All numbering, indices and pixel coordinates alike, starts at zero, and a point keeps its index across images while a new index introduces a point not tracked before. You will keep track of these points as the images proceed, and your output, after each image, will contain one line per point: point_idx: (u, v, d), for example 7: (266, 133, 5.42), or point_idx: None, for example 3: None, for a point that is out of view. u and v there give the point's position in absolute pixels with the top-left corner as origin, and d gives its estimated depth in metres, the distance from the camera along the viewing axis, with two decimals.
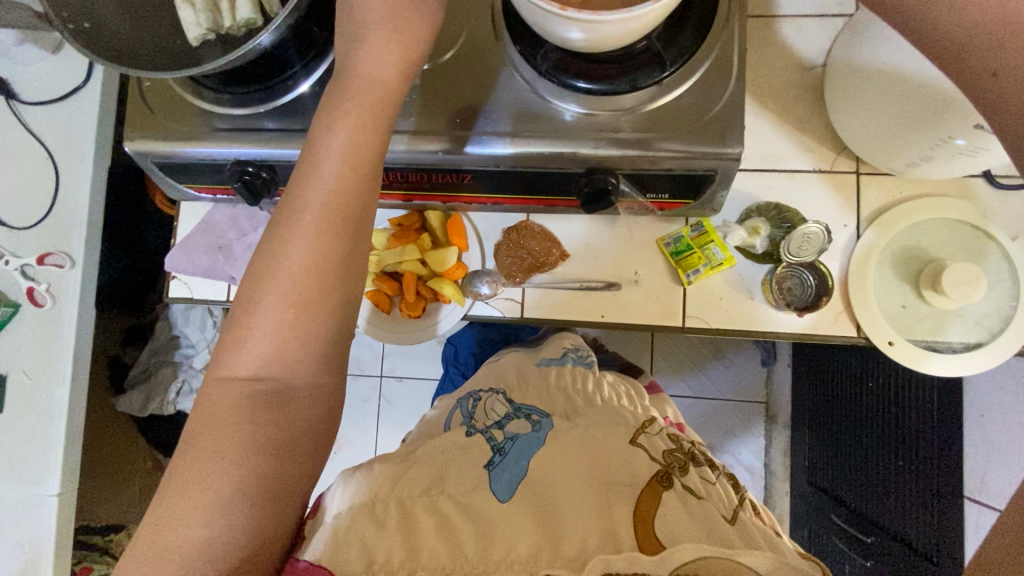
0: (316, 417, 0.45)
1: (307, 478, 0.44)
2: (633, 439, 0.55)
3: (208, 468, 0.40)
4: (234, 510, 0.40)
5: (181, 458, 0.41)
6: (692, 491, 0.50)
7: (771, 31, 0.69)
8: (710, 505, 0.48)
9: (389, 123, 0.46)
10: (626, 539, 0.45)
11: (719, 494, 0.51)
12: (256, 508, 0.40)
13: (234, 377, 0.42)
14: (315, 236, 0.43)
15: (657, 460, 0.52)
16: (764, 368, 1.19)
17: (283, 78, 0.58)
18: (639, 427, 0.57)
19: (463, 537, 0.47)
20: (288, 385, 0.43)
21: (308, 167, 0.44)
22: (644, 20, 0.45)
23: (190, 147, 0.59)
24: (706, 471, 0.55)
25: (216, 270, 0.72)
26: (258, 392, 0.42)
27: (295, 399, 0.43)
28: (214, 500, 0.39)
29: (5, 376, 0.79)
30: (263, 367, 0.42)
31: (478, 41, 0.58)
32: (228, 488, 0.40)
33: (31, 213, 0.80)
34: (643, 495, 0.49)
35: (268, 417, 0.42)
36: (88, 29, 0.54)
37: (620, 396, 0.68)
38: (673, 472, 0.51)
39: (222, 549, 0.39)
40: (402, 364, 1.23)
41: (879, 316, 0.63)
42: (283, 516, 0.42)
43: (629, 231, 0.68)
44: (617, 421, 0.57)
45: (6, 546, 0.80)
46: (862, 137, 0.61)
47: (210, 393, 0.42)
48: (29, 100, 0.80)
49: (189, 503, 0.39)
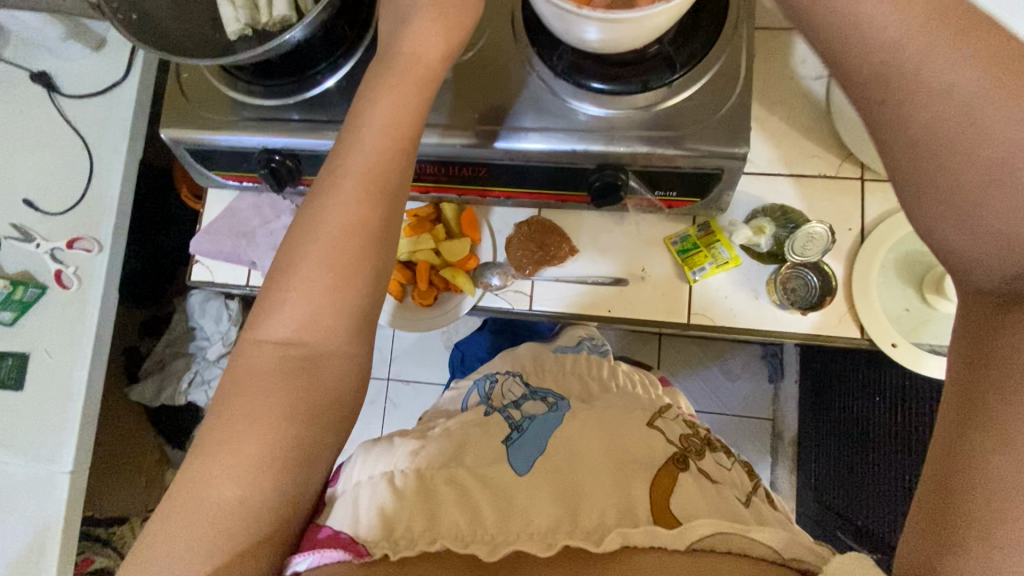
0: (344, 388, 0.45)
1: (329, 452, 0.45)
2: (651, 422, 0.57)
3: (233, 433, 0.41)
4: (259, 478, 0.40)
5: (207, 426, 0.41)
6: (706, 475, 0.52)
7: (780, 42, 0.71)
8: (724, 489, 0.51)
9: (419, 110, 0.48)
10: (644, 515, 0.46)
11: (732, 479, 0.54)
12: (280, 477, 0.41)
13: (261, 344, 0.44)
14: (342, 215, 0.45)
15: (674, 444, 0.55)
16: (772, 385, 1.19)
17: (311, 73, 0.62)
18: (658, 411, 0.59)
19: (479, 507, 0.47)
20: (312, 357, 0.44)
21: (341, 145, 0.47)
22: (659, 20, 0.48)
23: (219, 135, 0.62)
24: (723, 458, 0.57)
25: (238, 255, 0.74)
26: (290, 355, 0.43)
27: (323, 367, 0.44)
28: (237, 467, 0.40)
29: (28, 355, 0.82)
30: (292, 335, 0.44)
31: (498, 43, 0.61)
32: (251, 454, 0.40)
33: (66, 199, 0.84)
34: (660, 474, 0.50)
35: (294, 385, 0.43)
36: (135, 20, 0.58)
37: (637, 386, 0.69)
38: (689, 457, 0.54)
39: (241, 514, 0.39)
40: (410, 368, 1.25)
41: (883, 318, 0.64)
42: (303, 485, 0.43)
43: (638, 229, 0.70)
44: (634, 407, 0.60)
45: (17, 522, 0.81)
46: (864, 142, 0.63)
47: (236, 367, 0.43)
48: (69, 94, 0.84)
49: (214, 469, 0.40)
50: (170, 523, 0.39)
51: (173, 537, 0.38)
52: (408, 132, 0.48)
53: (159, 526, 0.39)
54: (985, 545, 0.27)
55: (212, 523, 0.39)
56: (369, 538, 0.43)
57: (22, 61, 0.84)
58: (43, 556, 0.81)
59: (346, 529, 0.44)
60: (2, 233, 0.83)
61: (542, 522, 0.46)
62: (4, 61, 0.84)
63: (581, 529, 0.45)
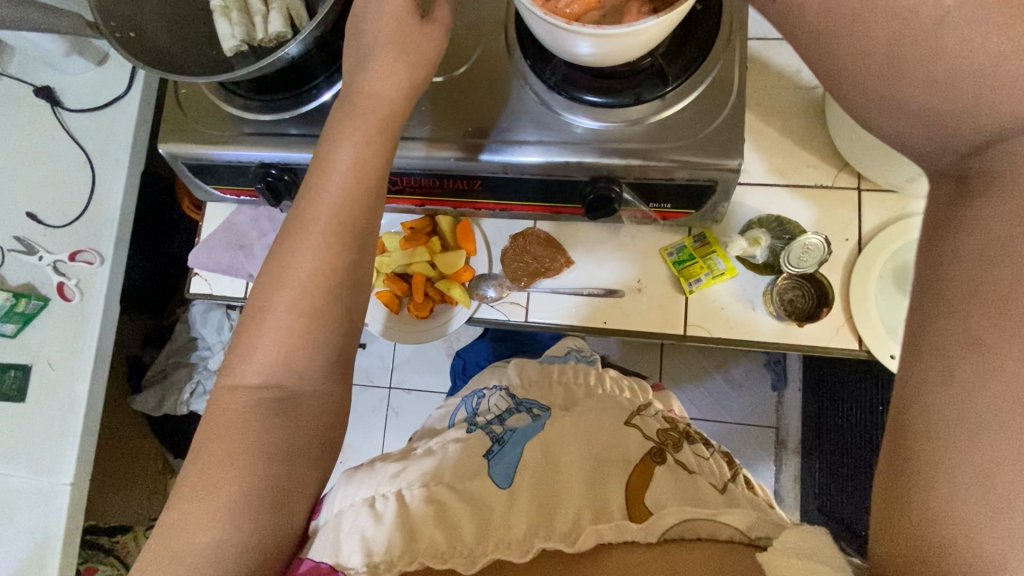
0: (321, 421, 0.46)
1: (312, 474, 0.45)
2: (629, 420, 0.58)
3: (218, 459, 0.41)
4: (243, 501, 0.41)
5: (197, 452, 0.42)
6: (683, 464, 0.53)
7: (774, 52, 0.71)
8: (701, 477, 0.51)
9: (393, 131, 0.49)
10: (617, 510, 0.47)
11: (710, 467, 0.54)
12: (263, 505, 0.41)
13: (244, 382, 0.44)
14: (326, 242, 0.45)
15: (650, 438, 0.55)
16: (774, 392, 1.16)
17: (307, 88, 0.62)
18: (635, 410, 0.60)
19: (462, 524, 0.48)
20: (296, 389, 0.45)
21: (324, 164, 0.47)
22: (649, 35, 0.48)
23: (217, 150, 0.63)
24: (701, 448, 0.58)
25: (236, 268, 0.75)
26: (267, 395, 0.43)
27: (301, 399, 0.45)
28: (224, 492, 0.40)
29: (30, 367, 0.82)
30: (274, 371, 0.44)
31: (492, 58, 0.62)
32: (238, 480, 0.41)
33: (68, 212, 0.85)
34: (637, 470, 0.51)
35: (277, 415, 0.43)
36: (133, 38, 0.58)
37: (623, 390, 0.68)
38: (667, 450, 0.54)
39: (225, 538, 0.40)
40: (411, 376, 1.25)
41: (881, 330, 0.63)
42: (290, 510, 0.43)
43: (634, 239, 0.70)
44: (612, 407, 0.61)
45: (19, 532, 0.82)
46: (859, 150, 0.63)
47: (221, 395, 0.44)
48: (72, 108, 0.85)
49: (200, 498, 0.40)
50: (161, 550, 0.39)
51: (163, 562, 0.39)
52: (382, 151, 0.48)
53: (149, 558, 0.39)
54: (934, 489, 0.26)
55: (200, 548, 0.39)
56: (352, 566, 0.44)
57: (27, 76, 0.86)
58: (45, 568, 0.82)
59: (327, 558, 0.44)
60: (6, 245, 0.84)
61: (520, 530, 0.46)
62: (10, 77, 0.86)
63: (558, 532, 0.46)
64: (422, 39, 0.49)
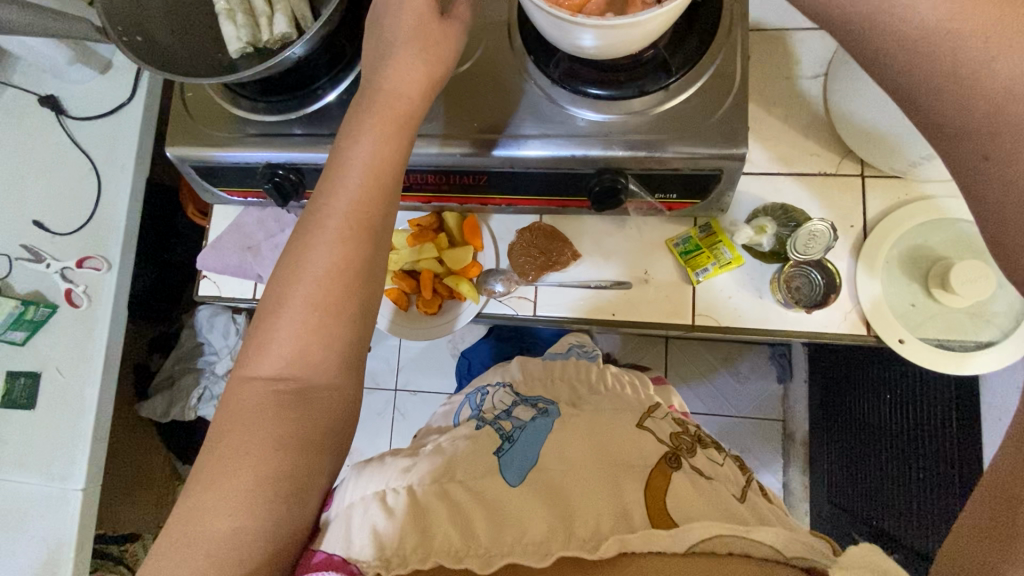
0: (335, 413, 0.46)
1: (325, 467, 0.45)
2: (641, 423, 0.57)
3: (233, 454, 0.41)
4: (258, 495, 0.41)
5: (212, 446, 0.42)
6: (699, 471, 0.53)
7: (774, 43, 0.72)
8: (720, 486, 0.52)
9: (403, 125, 0.49)
10: (639, 520, 0.46)
11: (726, 474, 0.55)
12: (278, 498, 0.42)
13: (259, 374, 0.44)
14: (338, 237, 0.45)
15: (665, 443, 0.55)
16: (780, 385, 1.18)
17: (313, 88, 0.62)
18: (646, 411, 0.60)
19: (477, 521, 0.47)
20: (311, 381, 0.45)
21: (336, 161, 0.48)
22: (652, 26, 0.49)
23: (224, 152, 0.63)
24: (714, 453, 0.59)
25: (244, 269, 0.75)
26: (282, 387, 0.44)
27: (316, 392, 0.45)
28: (241, 486, 0.40)
29: (39, 374, 0.82)
30: (288, 364, 0.44)
31: (494, 53, 0.62)
32: (253, 474, 0.41)
33: (74, 220, 0.85)
34: (655, 476, 0.51)
35: (292, 408, 0.43)
36: (139, 41, 0.58)
37: (627, 386, 0.68)
38: (682, 455, 0.54)
39: (240, 532, 0.40)
40: (416, 378, 1.25)
41: (888, 314, 0.64)
42: (303, 503, 0.43)
43: (639, 231, 0.71)
44: (625, 408, 0.61)
45: (30, 541, 0.81)
46: (860, 139, 0.64)
47: (236, 389, 0.44)
48: (77, 116, 0.86)
49: (215, 491, 0.40)
50: (178, 544, 0.39)
51: (180, 556, 0.39)
52: (392, 145, 0.48)
53: (166, 552, 0.39)
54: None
55: (219, 542, 0.39)
56: (364, 559, 0.43)
57: (32, 87, 0.86)
58: None
59: (340, 551, 0.44)
60: (13, 254, 0.85)
61: (538, 532, 0.46)
62: (14, 87, 0.86)
63: (578, 539, 0.45)
64: (441, 36, 0.49)
